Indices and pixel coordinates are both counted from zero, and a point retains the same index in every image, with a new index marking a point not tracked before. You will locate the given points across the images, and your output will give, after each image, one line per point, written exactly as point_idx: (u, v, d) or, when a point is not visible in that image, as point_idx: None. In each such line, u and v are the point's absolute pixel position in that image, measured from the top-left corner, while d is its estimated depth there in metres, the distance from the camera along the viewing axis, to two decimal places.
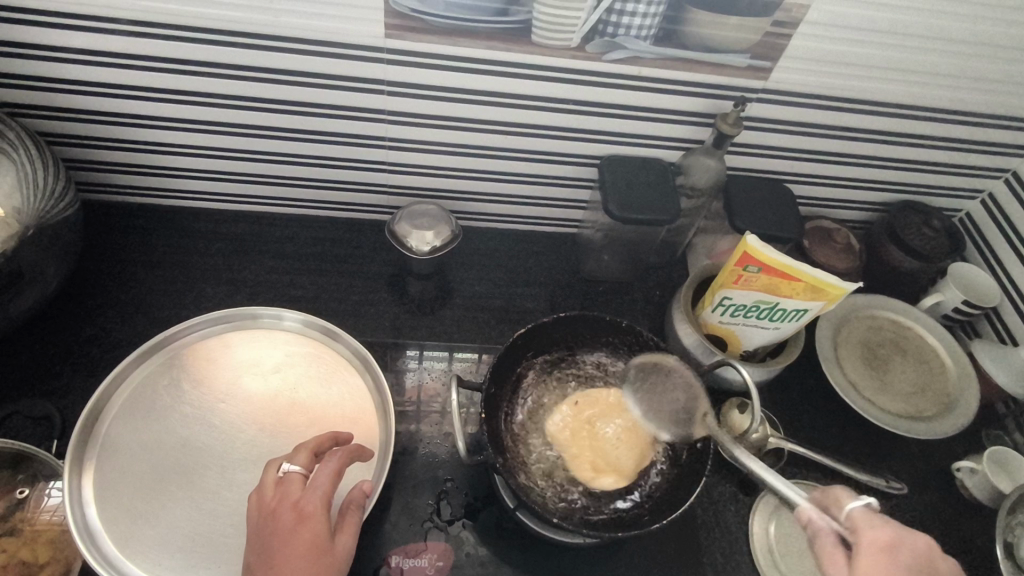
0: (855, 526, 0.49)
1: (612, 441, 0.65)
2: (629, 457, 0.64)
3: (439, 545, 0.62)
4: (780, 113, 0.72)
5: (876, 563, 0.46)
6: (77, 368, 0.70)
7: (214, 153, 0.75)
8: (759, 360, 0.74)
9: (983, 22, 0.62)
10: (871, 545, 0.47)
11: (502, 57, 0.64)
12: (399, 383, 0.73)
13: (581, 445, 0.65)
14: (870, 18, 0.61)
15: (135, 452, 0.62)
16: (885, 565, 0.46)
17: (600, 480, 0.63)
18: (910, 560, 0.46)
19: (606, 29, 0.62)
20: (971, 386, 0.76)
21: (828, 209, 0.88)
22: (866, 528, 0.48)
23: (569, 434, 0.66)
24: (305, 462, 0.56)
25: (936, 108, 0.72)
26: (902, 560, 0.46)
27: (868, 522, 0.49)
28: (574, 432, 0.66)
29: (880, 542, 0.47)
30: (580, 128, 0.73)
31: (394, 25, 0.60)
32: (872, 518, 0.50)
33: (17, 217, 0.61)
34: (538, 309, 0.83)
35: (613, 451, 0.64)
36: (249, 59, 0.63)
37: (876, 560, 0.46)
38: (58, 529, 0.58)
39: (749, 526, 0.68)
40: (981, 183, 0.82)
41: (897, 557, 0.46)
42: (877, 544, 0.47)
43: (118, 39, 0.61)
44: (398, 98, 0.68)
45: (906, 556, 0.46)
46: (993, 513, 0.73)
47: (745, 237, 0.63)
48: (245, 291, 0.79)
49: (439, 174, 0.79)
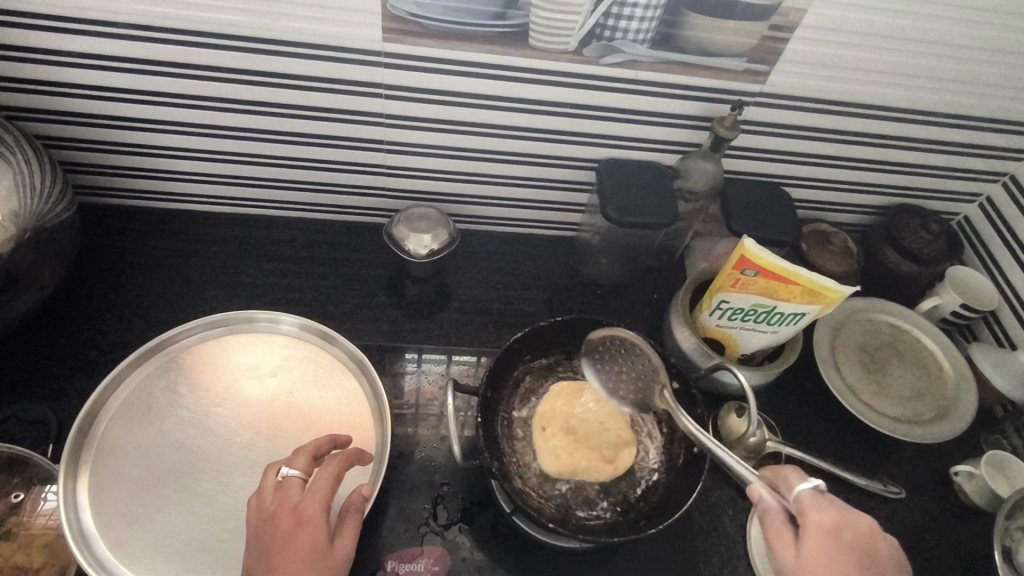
0: (801, 508, 0.52)
1: (596, 427, 0.65)
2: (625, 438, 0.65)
3: (435, 549, 0.62)
4: (777, 117, 0.72)
5: (819, 546, 0.50)
6: (73, 371, 0.70)
7: (213, 157, 0.75)
8: (757, 363, 0.74)
9: (981, 26, 0.62)
10: (817, 528, 0.51)
11: (500, 61, 0.64)
12: (397, 386, 0.73)
13: (587, 449, 0.64)
14: (868, 21, 0.61)
15: (131, 455, 0.62)
16: (826, 546, 0.50)
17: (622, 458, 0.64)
18: (850, 543, 0.50)
19: (604, 33, 0.62)
20: (968, 391, 0.76)
21: (826, 212, 0.88)
22: (812, 511, 0.52)
23: (566, 452, 0.63)
24: (304, 465, 0.56)
25: (934, 112, 0.72)
26: (843, 543, 0.50)
27: (815, 504, 0.52)
28: (567, 448, 0.64)
29: (825, 526, 0.51)
30: (578, 131, 0.73)
31: (392, 29, 0.60)
32: (819, 498, 0.53)
33: (14, 220, 0.61)
34: (536, 312, 0.83)
35: (606, 434, 0.65)
36: (248, 63, 0.63)
37: (820, 542, 0.50)
38: (54, 533, 0.58)
39: (746, 530, 0.68)
40: (980, 187, 0.82)
41: (838, 541, 0.50)
42: (822, 528, 0.50)
43: (117, 42, 0.61)
44: (396, 101, 0.68)
45: (846, 540, 0.50)
46: (990, 517, 0.73)
47: (744, 240, 0.63)
48: (242, 294, 0.79)
49: (437, 177, 0.79)
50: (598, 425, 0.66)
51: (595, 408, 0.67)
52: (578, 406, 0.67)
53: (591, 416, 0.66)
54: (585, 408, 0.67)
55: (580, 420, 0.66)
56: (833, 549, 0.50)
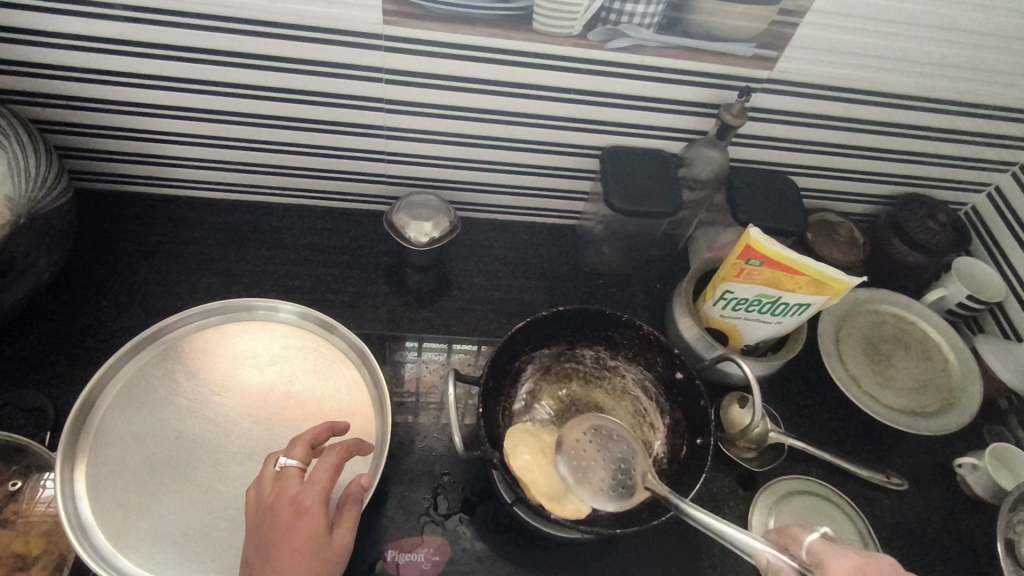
0: (818, 560, 0.48)
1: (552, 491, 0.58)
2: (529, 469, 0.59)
3: (435, 539, 0.61)
4: (784, 104, 0.71)
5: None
6: (71, 359, 0.69)
7: (211, 142, 0.74)
8: (760, 354, 0.74)
9: (993, 12, 0.60)
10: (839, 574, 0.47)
11: (503, 45, 0.63)
12: (397, 374, 0.72)
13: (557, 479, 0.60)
14: (879, 7, 0.60)
15: (128, 444, 0.61)
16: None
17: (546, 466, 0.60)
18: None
19: (610, 17, 0.60)
20: (974, 382, 0.76)
21: (831, 202, 0.87)
22: (832, 558, 0.48)
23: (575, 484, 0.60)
24: (302, 455, 0.55)
25: (943, 100, 0.70)
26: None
27: (832, 551, 0.48)
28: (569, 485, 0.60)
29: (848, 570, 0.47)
30: (581, 118, 0.72)
31: (393, 12, 0.59)
32: (833, 545, 0.49)
33: (10, 205, 0.60)
34: (538, 301, 0.82)
35: (532, 477, 0.58)
36: (246, 45, 0.62)
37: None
38: (51, 521, 0.58)
39: (748, 520, 0.68)
40: (988, 177, 0.81)
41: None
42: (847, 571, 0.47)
43: (113, 25, 0.60)
44: (396, 86, 0.67)
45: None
46: (991, 510, 0.73)
47: (749, 229, 0.62)
48: (241, 281, 0.78)
49: (438, 164, 0.78)
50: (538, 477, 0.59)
51: (529, 444, 0.61)
52: (510, 432, 0.62)
53: (537, 459, 0.60)
54: (516, 443, 0.61)
55: (531, 468, 0.59)
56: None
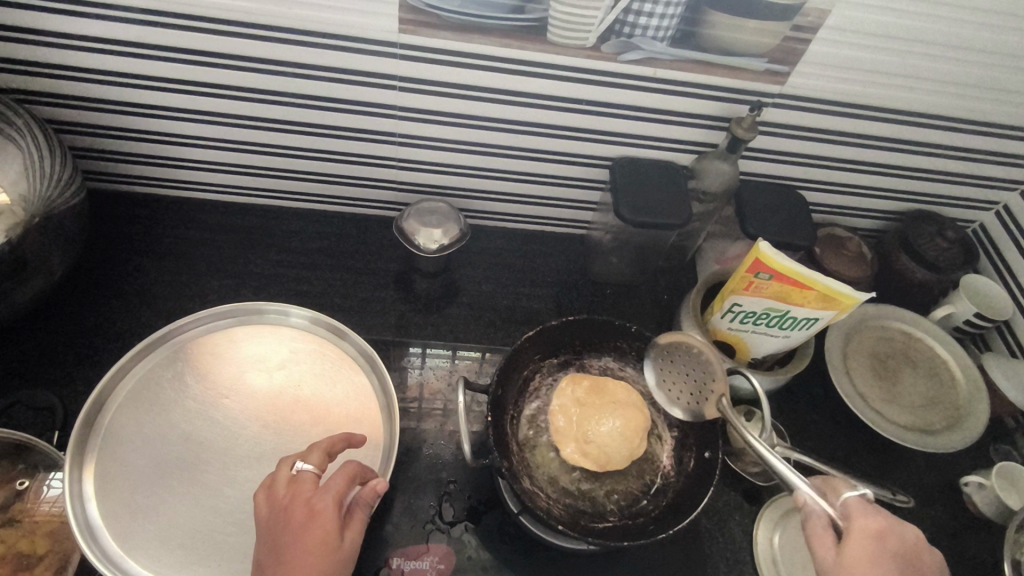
0: (849, 513, 0.52)
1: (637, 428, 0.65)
2: (624, 450, 0.64)
3: (440, 547, 0.61)
4: (795, 119, 0.71)
5: (864, 546, 0.49)
6: (80, 358, 0.69)
7: (224, 145, 0.74)
8: (767, 368, 0.74)
9: (1007, 32, 0.61)
10: (862, 530, 0.50)
11: (516, 55, 0.63)
12: (402, 381, 0.72)
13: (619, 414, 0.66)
14: (892, 24, 0.60)
15: (137, 446, 0.61)
16: (872, 549, 0.49)
17: (614, 435, 0.64)
18: (897, 549, 0.50)
19: (623, 29, 0.61)
20: (980, 399, 0.76)
21: (839, 217, 0.87)
22: (860, 514, 0.51)
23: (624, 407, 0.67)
24: (318, 461, 0.56)
25: (954, 117, 0.71)
26: (889, 547, 0.50)
27: (863, 509, 0.52)
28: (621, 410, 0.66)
29: (872, 529, 0.50)
30: (591, 129, 0.72)
31: (407, 20, 0.59)
32: (866, 506, 0.53)
33: (22, 205, 0.60)
34: (544, 310, 0.82)
35: (632, 440, 0.65)
36: (260, 51, 0.63)
37: (864, 543, 0.50)
38: (58, 520, 0.58)
39: (752, 536, 0.68)
40: (997, 195, 0.81)
41: (883, 545, 0.50)
42: (869, 530, 0.50)
43: (131, 28, 0.60)
44: (409, 94, 0.67)
45: (894, 545, 0.50)
46: (999, 530, 0.72)
47: (758, 243, 0.63)
48: (251, 283, 0.78)
49: (447, 171, 0.78)
50: (626, 437, 0.65)
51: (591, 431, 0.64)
52: (596, 454, 0.63)
53: (611, 418, 0.65)
54: (598, 444, 0.64)
55: (619, 438, 0.64)
56: (879, 552, 0.49)
